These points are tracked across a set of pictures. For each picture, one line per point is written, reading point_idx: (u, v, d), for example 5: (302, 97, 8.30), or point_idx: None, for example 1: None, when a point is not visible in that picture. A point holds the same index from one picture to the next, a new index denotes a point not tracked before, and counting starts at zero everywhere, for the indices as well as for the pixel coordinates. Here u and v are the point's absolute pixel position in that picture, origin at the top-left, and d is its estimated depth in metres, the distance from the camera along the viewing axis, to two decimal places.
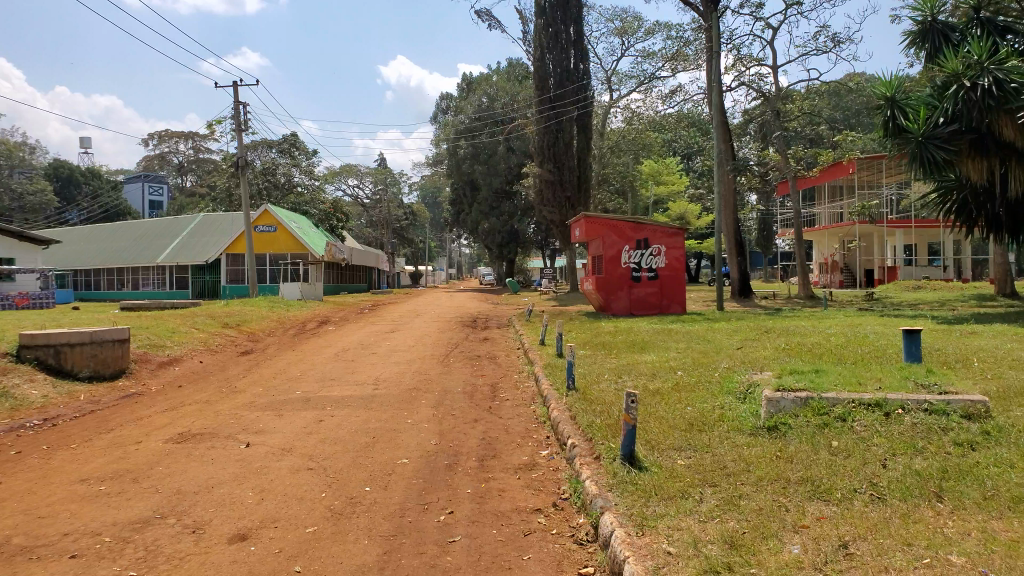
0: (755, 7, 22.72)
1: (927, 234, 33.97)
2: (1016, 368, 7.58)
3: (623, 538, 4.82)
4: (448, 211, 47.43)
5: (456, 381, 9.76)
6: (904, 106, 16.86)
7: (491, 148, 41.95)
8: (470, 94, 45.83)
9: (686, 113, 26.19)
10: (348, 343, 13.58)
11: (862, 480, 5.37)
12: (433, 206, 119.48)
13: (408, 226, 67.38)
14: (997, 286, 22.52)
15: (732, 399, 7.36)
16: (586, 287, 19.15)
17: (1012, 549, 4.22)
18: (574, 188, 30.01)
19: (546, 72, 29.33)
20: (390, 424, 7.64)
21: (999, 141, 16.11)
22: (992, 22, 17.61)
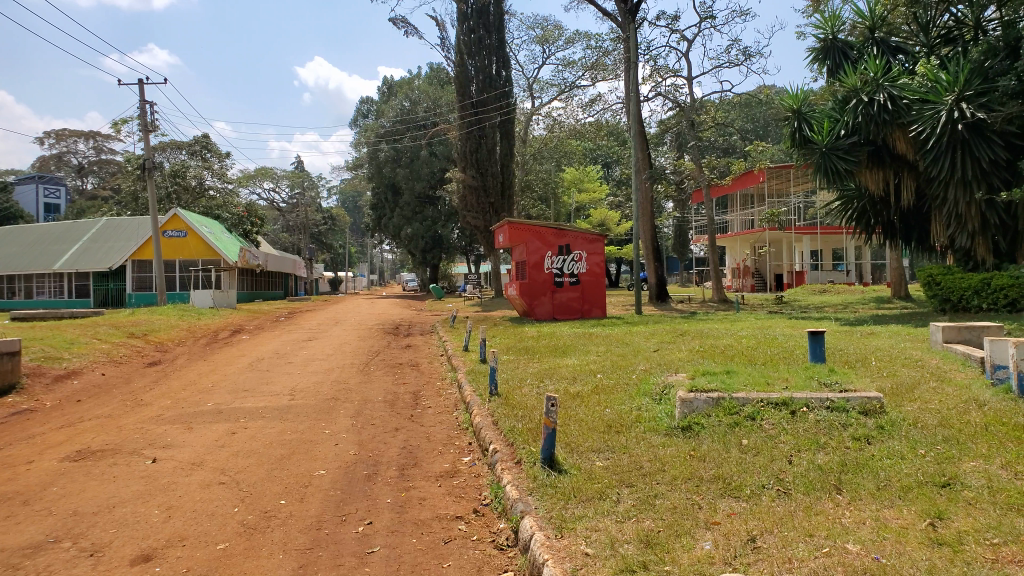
0: (670, 20, 23.46)
1: (833, 241, 35.92)
2: (909, 366, 8.08)
3: (542, 541, 4.87)
4: (370, 216, 46.69)
5: (376, 389, 9.60)
6: (810, 118, 17.94)
7: (414, 152, 41.68)
8: (392, 97, 45.53)
9: (605, 122, 26.74)
10: (264, 352, 13.15)
11: (769, 476, 5.61)
12: (354, 210, 117.59)
13: (326, 232, 66.05)
14: (894, 289, 24.04)
15: (648, 400, 7.55)
16: (511, 291, 19.34)
17: (902, 535, 4.52)
18: (498, 194, 30.26)
19: (468, 77, 29.34)
20: (307, 435, 7.45)
21: (892, 153, 17.40)
22: (885, 42, 18.71)
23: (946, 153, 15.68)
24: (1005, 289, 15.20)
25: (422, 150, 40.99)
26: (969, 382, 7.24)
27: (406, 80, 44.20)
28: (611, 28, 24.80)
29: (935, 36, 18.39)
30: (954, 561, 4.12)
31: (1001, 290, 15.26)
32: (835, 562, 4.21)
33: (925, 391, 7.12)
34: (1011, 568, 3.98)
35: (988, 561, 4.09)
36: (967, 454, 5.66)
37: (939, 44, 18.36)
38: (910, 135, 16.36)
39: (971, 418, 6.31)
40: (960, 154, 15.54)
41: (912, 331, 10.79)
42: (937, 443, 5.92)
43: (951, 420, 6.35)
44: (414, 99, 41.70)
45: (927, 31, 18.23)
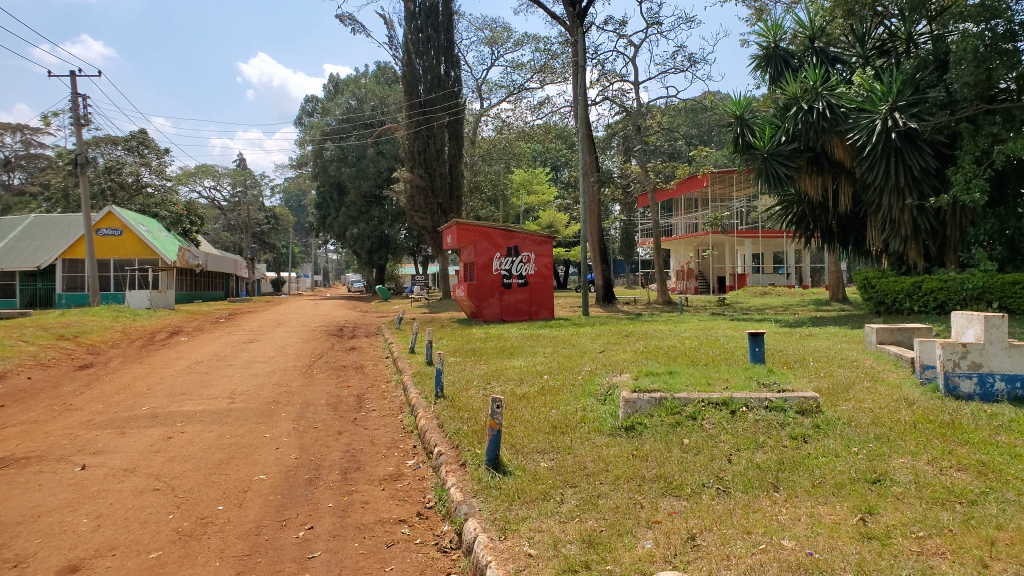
0: (617, 25, 23.81)
1: (773, 245, 37.09)
2: (845, 367, 8.36)
3: (486, 543, 4.87)
4: (314, 216, 45.78)
5: (320, 392, 9.46)
6: (752, 124, 18.39)
7: (360, 151, 41.25)
8: (337, 96, 45.01)
9: (553, 125, 27.08)
10: (203, 355, 12.82)
11: (710, 475, 5.72)
12: (300, 210, 115.37)
13: (269, 232, 64.80)
14: (832, 291, 24.83)
15: (592, 400, 7.64)
16: (459, 293, 19.34)
17: (834, 531, 4.67)
18: (446, 194, 30.22)
19: (415, 77, 29.21)
20: (247, 439, 7.29)
21: (831, 160, 18.00)
22: (824, 52, 19.39)
23: (880, 161, 16.31)
24: (934, 292, 16.01)
25: (369, 148, 40.49)
26: (900, 382, 7.53)
27: (352, 78, 43.67)
28: (559, 31, 25.09)
29: (870, 47, 18.88)
30: (882, 554, 4.28)
31: (931, 293, 16.06)
32: (771, 559, 4.32)
33: (859, 391, 7.36)
34: (935, 560, 4.16)
35: (913, 553, 4.26)
36: (896, 452, 5.86)
37: (874, 56, 18.86)
38: (847, 142, 16.96)
39: (901, 417, 6.55)
40: (893, 161, 16.22)
41: (848, 333, 11.20)
42: (869, 441, 6.12)
43: (882, 418, 6.58)
44: (360, 98, 41.58)
45: (863, 43, 18.70)
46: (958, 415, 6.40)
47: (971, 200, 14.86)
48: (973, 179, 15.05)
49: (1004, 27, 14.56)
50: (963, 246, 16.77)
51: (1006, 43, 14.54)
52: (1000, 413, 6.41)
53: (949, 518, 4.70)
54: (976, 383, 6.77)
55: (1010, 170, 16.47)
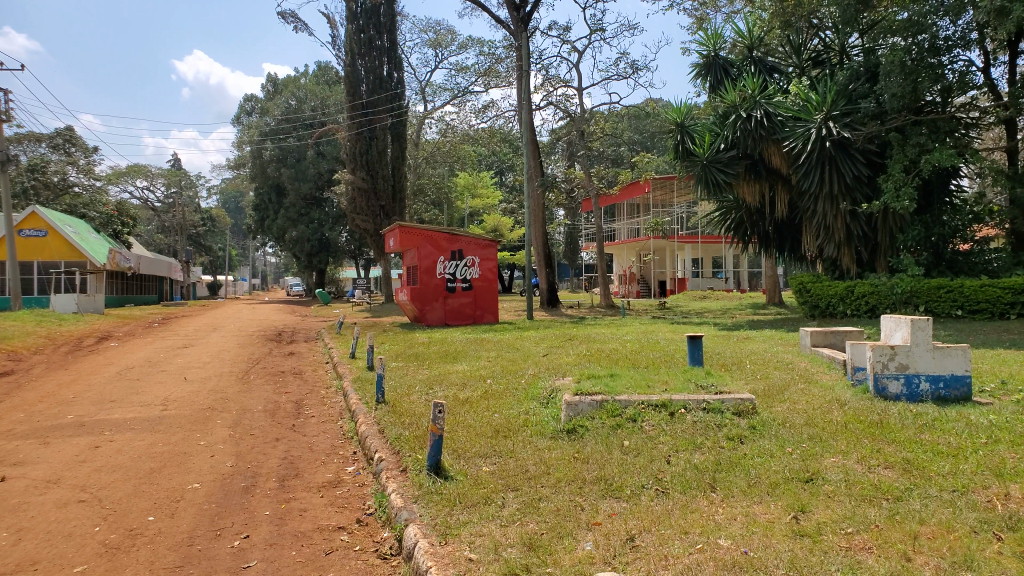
0: (561, 31, 24.04)
1: (712, 250, 38.12)
2: (781, 369, 8.60)
3: (427, 548, 4.82)
4: (252, 218, 44.56)
5: (257, 399, 9.26)
6: (692, 131, 18.64)
7: (300, 152, 40.64)
8: (276, 95, 44.17)
9: (498, 129, 27.23)
10: (134, 361, 12.42)
11: (649, 476, 5.80)
12: (238, 211, 111.79)
13: (205, 233, 63.01)
14: (770, 295, 25.58)
15: (535, 404, 7.71)
16: (402, 297, 19.17)
17: (768, 529, 4.79)
18: (389, 197, 30.05)
19: (357, 78, 28.88)
20: (181, 447, 7.09)
21: (768, 168, 18.49)
22: (762, 62, 19.99)
23: (815, 168, 16.94)
24: (866, 296, 16.74)
25: (308, 149, 39.86)
26: (833, 383, 7.79)
27: (291, 78, 42.95)
28: (504, 36, 25.26)
29: (806, 58, 19.62)
30: (814, 550, 4.42)
31: (864, 297, 16.79)
32: (707, 558, 4.40)
33: (794, 393, 7.58)
34: (862, 555, 4.33)
35: (842, 549, 4.43)
36: (828, 451, 6.06)
37: (809, 66, 19.59)
38: (784, 150, 17.50)
39: (833, 417, 6.78)
40: (828, 169, 16.83)
41: (782, 336, 11.57)
42: (802, 441, 6.30)
43: (815, 419, 6.79)
44: (300, 98, 40.77)
45: (799, 53, 19.41)
46: (886, 415, 6.66)
47: (901, 207, 15.56)
48: (902, 187, 15.76)
49: (930, 42, 15.18)
50: (892, 251, 17.47)
51: (933, 57, 15.20)
52: (924, 413, 6.70)
53: (876, 515, 4.87)
54: (903, 385, 7.04)
55: (935, 178, 17.24)
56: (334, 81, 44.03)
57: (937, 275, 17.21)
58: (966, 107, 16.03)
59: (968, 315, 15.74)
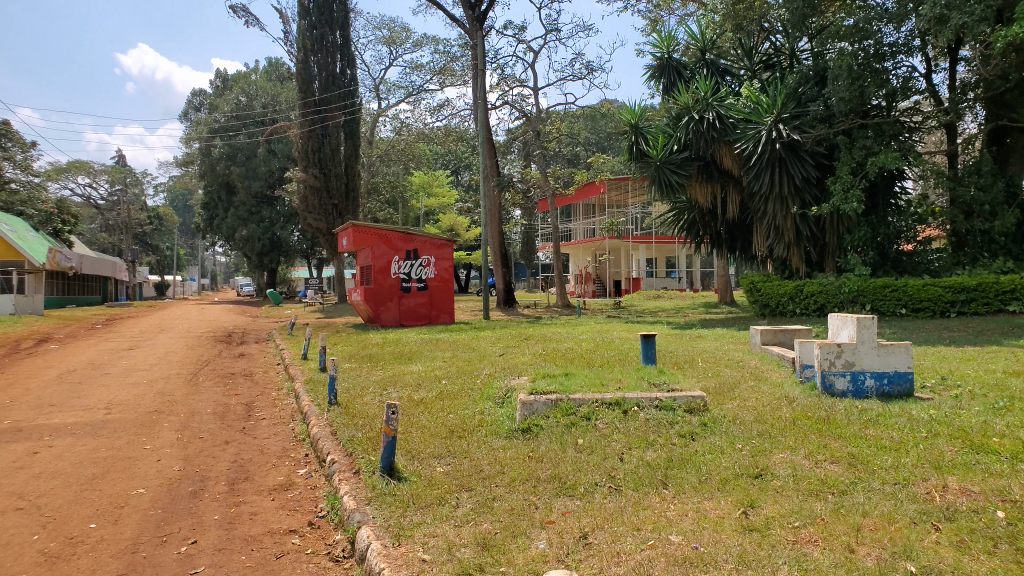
0: (516, 31, 24.19)
1: (666, 250, 38.75)
2: (732, 367, 8.77)
3: (379, 550, 4.79)
4: (200, 216, 43.58)
5: (206, 401, 9.08)
6: (646, 133, 18.87)
7: (250, 150, 40.04)
8: (226, 91, 43.35)
9: (454, 127, 27.24)
10: (76, 363, 12.03)
11: (602, 474, 5.86)
12: (187, 209, 108.83)
13: (151, 232, 61.23)
14: (721, 294, 26.02)
15: (490, 404, 7.73)
16: (356, 297, 18.97)
17: (718, 524, 4.88)
18: (342, 195, 29.81)
19: (310, 75, 28.46)
20: (125, 451, 6.91)
21: (719, 169, 18.85)
22: (714, 64, 20.28)
23: (766, 169, 17.27)
24: (815, 295, 17.25)
25: (259, 147, 39.16)
26: (783, 381, 7.98)
27: (242, 74, 42.26)
28: (459, 35, 25.30)
29: (757, 61, 19.96)
30: (761, 545, 4.52)
31: (812, 296, 17.25)
32: (658, 554, 4.47)
33: (744, 391, 7.73)
34: (807, 548, 4.44)
35: (789, 542, 4.53)
36: (778, 447, 6.19)
37: (761, 69, 19.91)
38: (735, 151, 17.98)
39: (783, 414, 6.93)
40: (778, 171, 17.23)
41: (734, 335, 11.80)
42: (752, 438, 6.43)
43: (765, 415, 6.95)
44: (250, 94, 40.31)
45: (750, 56, 19.71)
46: (832, 411, 6.84)
47: (850, 209, 15.99)
48: (850, 189, 16.18)
49: (875, 47, 15.66)
50: (839, 251, 17.94)
51: (878, 62, 15.62)
52: (868, 408, 6.91)
53: (822, 508, 5.00)
54: (849, 381, 7.25)
55: (881, 180, 17.78)
56: (285, 77, 43.44)
57: (883, 275, 17.70)
58: (909, 111, 16.58)
59: (912, 314, 16.27)
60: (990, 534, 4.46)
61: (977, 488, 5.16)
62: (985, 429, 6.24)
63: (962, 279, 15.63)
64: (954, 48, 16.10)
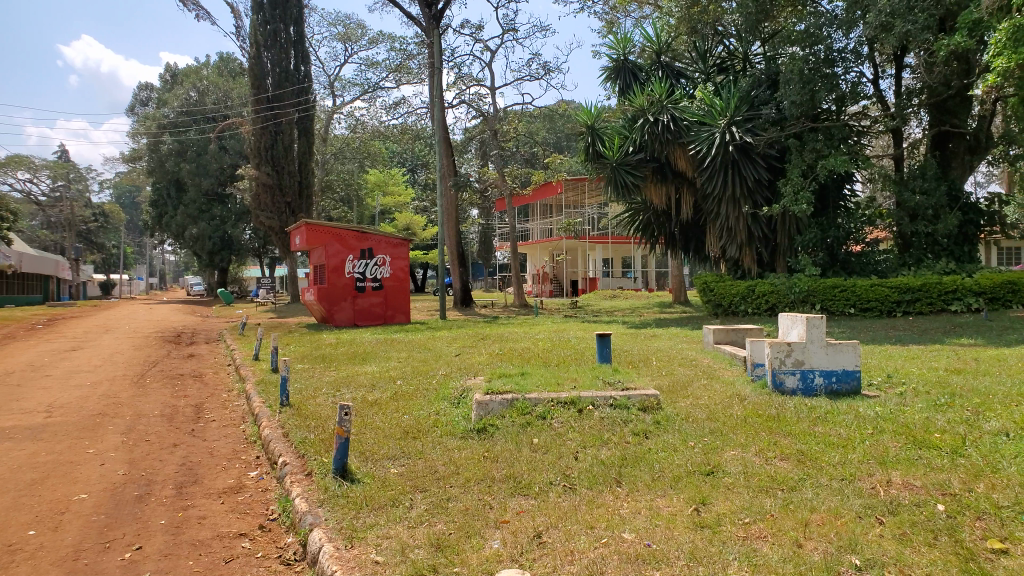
0: (473, 30, 24.26)
1: (622, 250, 39.18)
2: (685, 366, 8.90)
3: (331, 553, 4.72)
4: (148, 214, 42.43)
5: (152, 403, 8.88)
6: (602, 134, 19.16)
7: (201, 146, 39.20)
8: (175, 86, 42.56)
9: (410, 126, 27.20)
10: (13, 366, 11.60)
11: (557, 473, 5.88)
12: (133, 206, 105.03)
13: (96, 230, 59.15)
14: (676, 294, 26.44)
15: (446, 404, 7.71)
16: (310, 297, 18.77)
17: (670, 521, 4.93)
18: (294, 194, 29.57)
19: (263, 71, 28.07)
20: (66, 456, 6.72)
21: (674, 171, 19.16)
22: (669, 66, 20.67)
23: (719, 171, 17.62)
24: (766, 295, 17.60)
25: (210, 143, 38.33)
26: (734, 379, 8.17)
27: (192, 69, 41.56)
28: (415, 33, 25.24)
29: (711, 64, 20.22)
30: (712, 541, 4.59)
31: (764, 296, 17.58)
32: (611, 551, 4.51)
33: (697, 389, 7.85)
34: (757, 544, 4.52)
35: (739, 538, 4.61)
36: (728, 444, 6.30)
37: (715, 73, 20.25)
38: (689, 153, 18.25)
39: (735, 412, 7.06)
40: (730, 173, 17.56)
41: (687, 333, 12.02)
42: (704, 435, 6.54)
43: (717, 413, 7.07)
44: (201, 90, 39.27)
45: (704, 60, 20.08)
46: (783, 409, 6.98)
47: (799, 210, 16.36)
48: (801, 191, 16.53)
49: (825, 53, 15.97)
50: (790, 252, 18.37)
51: (828, 67, 15.96)
52: (817, 406, 7.09)
53: (772, 504, 5.10)
54: (799, 380, 7.42)
55: (831, 183, 18.24)
56: (237, 72, 42.66)
57: (833, 275, 18.09)
58: (858, 115, 16.99)
59: (860, 313, 16.68)
60: (931, 526, 4.60)
61: (920, 482, 5.32)
62: (927, 425, 6.44)
63: (907, 279, 16.11)
64: (900, 55, 16.59)
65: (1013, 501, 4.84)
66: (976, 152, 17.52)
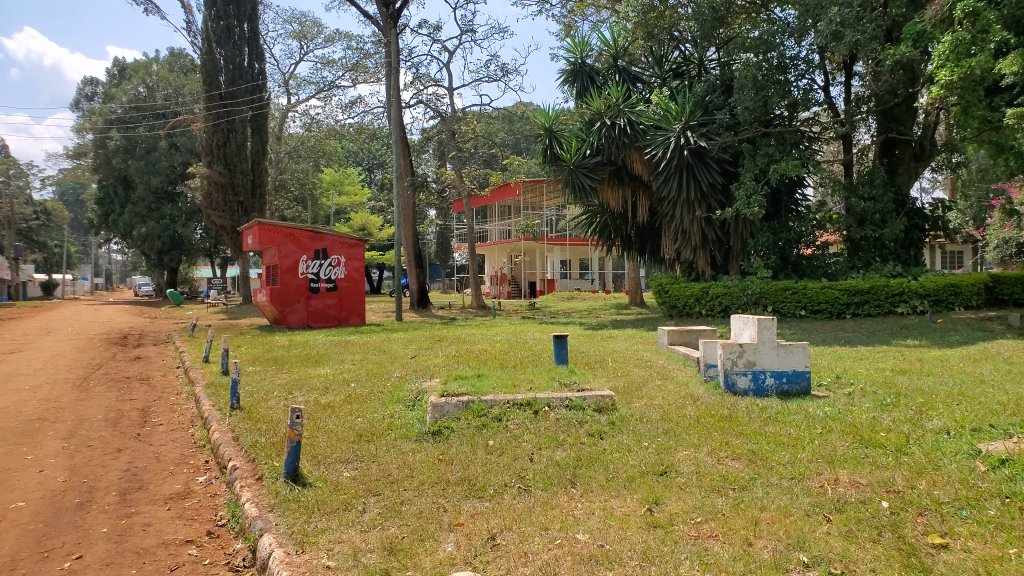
0: (431, 30, 24.28)
1: (580, 252, 39.61)
2: (640, 366, 9.04)
3: (281, 558, 4.62)
4: (93, 212, 40.94)
5: (95, 407, 8.62)
6: (559, 136, 19.46)
7: (150, 143, 38.23)
8: (123, 81, 41.50)
9: (366, 126, 27.09)
10: None
11: (512, 475, 5.88)
12: (77, 203, 101.05)
13: (35, 229, 56.72)
14: (632, 296, 26.82)
15: (401, 407, 7.66)
16: (262, 298, 18.45)
17: (624, 522, 4.97)
18: (247, 193, 29.09)
19: (215, 67, 27.59)
20: (0, 464, 6.46)
21: (630, 174, 19.41)
22: (626, 71, 21.08)
23: (674, 175, 17.85)
24: (719, 297, 17.84)
25: (160, 140, 37.49)
26: (688, 380, 8.31)
27: (140, 64, 40.62)
28: (372, 32, 25.17)
29: (667, 69, 20.42)
30: (665, 541, 4.63)
31: (717, 298, 17.86)
32: (565, 553, 4.52)
33: (652, 390, 7.97)
34: (708, 543, 4.58)
35: (691, 538, 4.66)
36: (681, 444, 6.38)
37: (671, 77, 20.38)
38: (644, 157, 18.46)
39: (688, 412, 7.16)
40: (685, 176, 17.79)
41: (643, 334, 12.24)
42: (658, 435, 6.61)
43: (670, 414, 7.17)
44: (151, 86, 39.14)
45: (661, 65, 20.19)
46: (734, 409, 7.12)
47: (752, 213, 16.63)
48: (753, 195, 16.83)
49: (778, 59, 16.27)
50: (743, 255, 18.71)
51: (781, 73, 16.30)
52: (768, 407, 7.23)
53: (723, 504, 5.17)
54: (751, 380, 7.57)
55: (783, 187, 18.64)
56: (189, 68, 42.00)
57: (784, 278, 18.46)
58: (809, 122, 17.40)
59: (811, 315, 17.07)
60: (875, 523, 4.72)
61: (866, 480, 5.46)
62: (874, 424, 6.62)
63: (856, 282, 16.60)
64: (849, 63, 17.05)
65: (952, 497, 5.01)
66: (921, 158, 18.11)
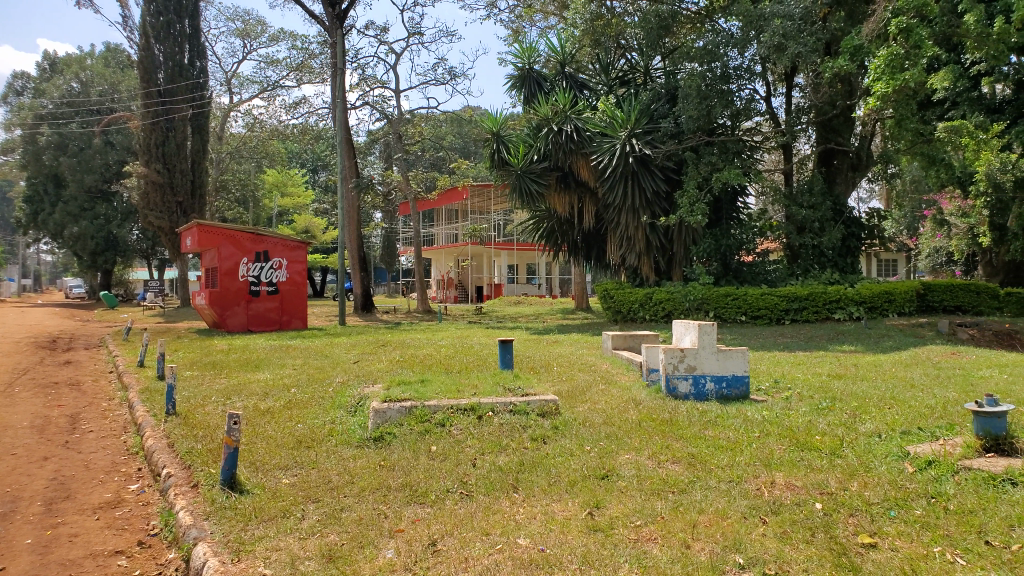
0: (377, 32, 24.30)
1: (527, 256, 40.05)
2: (584, 371, 9.15)
3: (216, 567, 4.51)
4: (22, 211, 39.08)
5: (18, 414, 8.29)
6: (507, 142, 19.37)
7: (84, 140, 36.88)
8: (54, 76, 40.03)
9: (311, 127, 26.72)
10: None
11: (455, 480, 5.87)
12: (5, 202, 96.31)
13: None
14: (579, 301, 27.14)
15: (342, 413, 7.60)
16: (200, 301, 18.10)
17: (565, 525, 5.00)
18: (187, 193, 28.39)
19: (154, 63, 26.80)
20: None
21: (576, 180, 19.68)
22: (572, 77, 21.26)
23: (619, 182, 18.04)
24: (663, 303, 18.14)
25: (95, 137, 36.20)
26: (632, 384, 8.43)
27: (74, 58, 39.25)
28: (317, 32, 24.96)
29: (614, 77, 20.50)
30: (605, 544, 4.68)
31: (660, 304, 18.16)
32: (505, 557, 4.54)
33: (595, 394, 8.08)
34: (648, 546, 4.64)
35: (631, 541, 4.71)
36: (622, 448, 6.47)
37: (617, 85, 20.48)
38: (591, 164, 18.64)
39: (630, 416, 7.27)
40: (630, 183, 18.01)
41: (587, 339, 12.40)
42: (601, 439, 6.70)
43: (613, 418, 7.26)
44: (84, 81, 37.72)
45: (607, 73, 20.32)
46: (676, 413, 7.27)
47: (695, 221, 16.90)
48: (696, 203, 17.10)
49: (721, 69, 16.49)
50: (686, 261, 19.05)
51: (724, 83, 16.47)
52: (708, 410, 7.39)
53: (663, 507, 5.24)
54: (691, 384, 7.74)
55: (725, 196, 19.07)
56: (127, 65, 40.80)
57: (725, 284, 18.84)
58: (751, 131, 17.78)
59: (751, 321, 17.47)
60: (808, 524, 4.84)
61: (800, 482, 5.60)
62: (810, 427, 6.81)
63: (795, 288, 17.08)
64: (790, 75, 17.47)
65: (882, 497, 5.18)
66: (857, 169, 18.72)
